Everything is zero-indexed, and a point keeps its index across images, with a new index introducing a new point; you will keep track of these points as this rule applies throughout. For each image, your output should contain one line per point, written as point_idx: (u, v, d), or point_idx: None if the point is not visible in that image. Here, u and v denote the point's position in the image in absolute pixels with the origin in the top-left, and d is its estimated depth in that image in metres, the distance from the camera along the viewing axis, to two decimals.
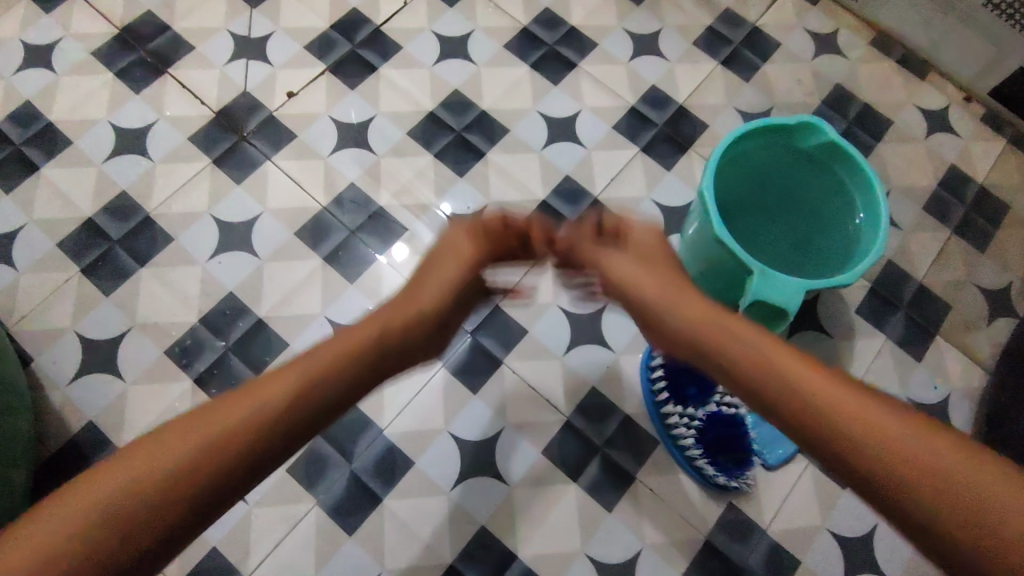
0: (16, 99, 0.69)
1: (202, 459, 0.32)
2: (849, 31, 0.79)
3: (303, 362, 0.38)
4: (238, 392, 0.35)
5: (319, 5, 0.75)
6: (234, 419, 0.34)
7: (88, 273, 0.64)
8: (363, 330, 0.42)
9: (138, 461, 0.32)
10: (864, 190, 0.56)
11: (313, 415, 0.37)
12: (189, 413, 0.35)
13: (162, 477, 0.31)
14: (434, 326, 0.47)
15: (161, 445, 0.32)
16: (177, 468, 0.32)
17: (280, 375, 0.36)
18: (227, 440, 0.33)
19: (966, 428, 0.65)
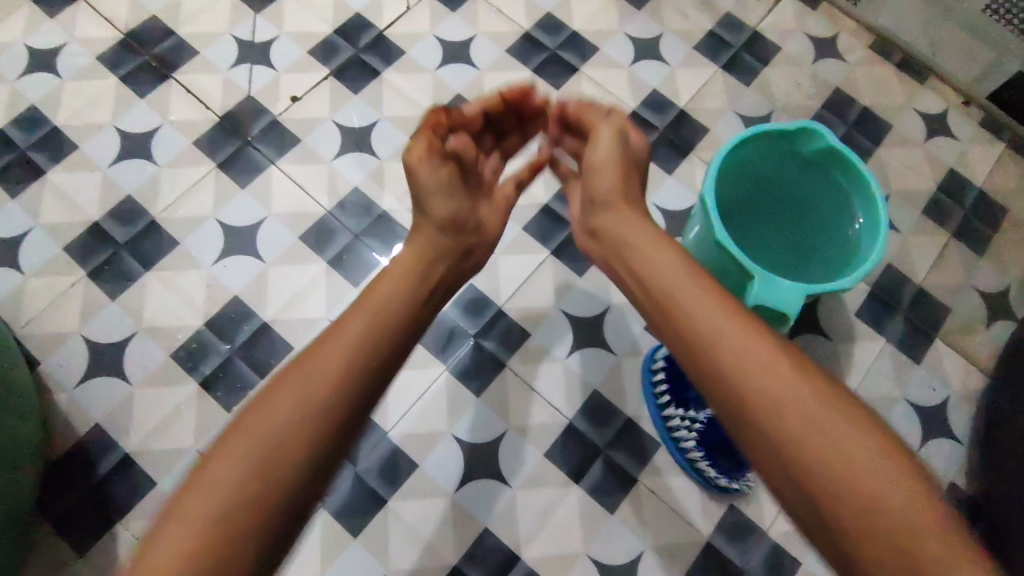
0: (21, 103, 0.70)
1: (256, 500, 0.36)
2: (849, 36, 0.79)
3: (314, 377, 0.40)
4: (259, 425, 0.38)
5: (323, 10, 0.76)
6: (268, 456, 0.37)
7: (95, 277, 0.64)
8: (352, 325, 0.43)
9: (189, 519, 0.35)
10: (864, 194, 0.57)
11: (344, 427, 0.40)
12: (216, 454, 0.38)
13: (224, 526, 0.35)
14: (446, 201, 0.53)
15: (209, 500, 0.36)
16: (233, 515, 0.36)
17: (294, 401, 0.39)
18: (271, 474, 0.37)
19: (965, 430, 0.66)
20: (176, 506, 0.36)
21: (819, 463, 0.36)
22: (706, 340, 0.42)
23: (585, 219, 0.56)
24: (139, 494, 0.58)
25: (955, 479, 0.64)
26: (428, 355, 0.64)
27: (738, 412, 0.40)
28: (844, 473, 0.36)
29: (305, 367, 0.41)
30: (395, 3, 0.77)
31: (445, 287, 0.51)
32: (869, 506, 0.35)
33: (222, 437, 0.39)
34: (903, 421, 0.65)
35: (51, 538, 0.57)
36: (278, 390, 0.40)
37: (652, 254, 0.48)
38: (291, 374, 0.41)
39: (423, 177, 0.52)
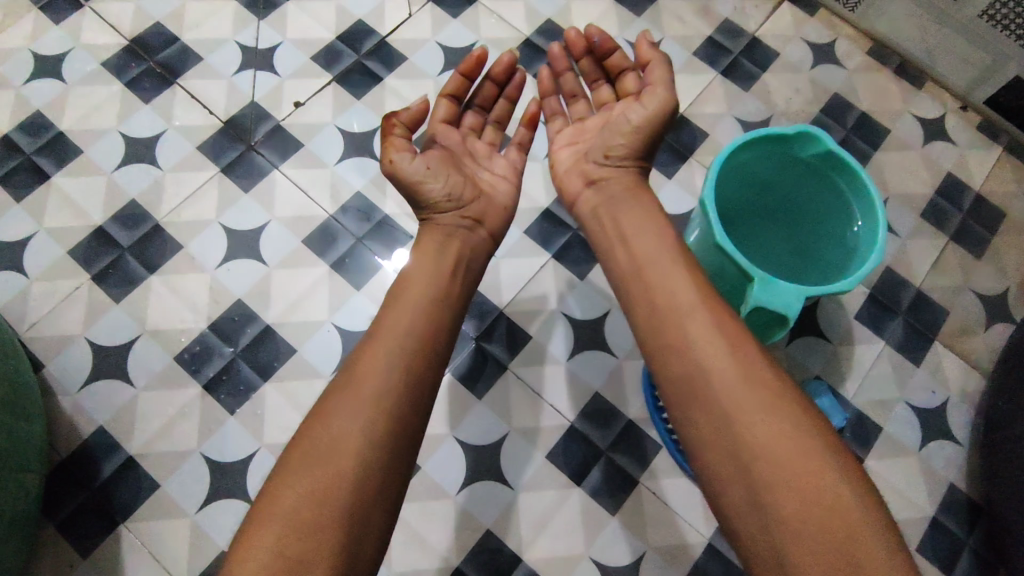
0: (27, 108, 0.71)
1: (327, 494, 0.40)
2: (847, 42, 0.80)
3: (360, 381, 0.44)
4: (317, 432, 0.42)
5: (326, 16, 0.76)
6: (328, 455, 0.41)
7: (99, 280, 0.65)
8: (387, 330, 0.47)
9: (270, 520, 0.39)
10: (862, 198, 0.57)
11: (399, 419, 0.43)
12: (286, 462, 0.42)
13: (303, 521, 0.39)
14: (436, 182, 0.54)
15: (283, 501, 0.40)
16: (309, 513, 0.39)
17: (346, 402, 0.43)
18: (335, 470, 0.41)
19: (965, 432, 0.66)
20: (255, 514, 0.40)
21: (769, 462, 0.40)
22: (683, 341, 0.46)
23: (588, 166, 0.58)
24: (142, 496, 0.58)
25: (956, 480, 0.64)
26: None
27: (706, 412, 0.43)
28: (790, 475, 0.40)
29: (351, 374, 0.45)
30: (397, 10, 0.77)
31: (477, 266, 0.55)
32: (814, 503, 0.39)
33: (287, 449, 0.43)
34: (903, 423, 0.66)
35: (54, 540, 0.57)
36: (333, 399, 0.44)
37: (644, 254, 0.51)
38: (340, 380, 0.45)
39: (401, 169, 0.54)
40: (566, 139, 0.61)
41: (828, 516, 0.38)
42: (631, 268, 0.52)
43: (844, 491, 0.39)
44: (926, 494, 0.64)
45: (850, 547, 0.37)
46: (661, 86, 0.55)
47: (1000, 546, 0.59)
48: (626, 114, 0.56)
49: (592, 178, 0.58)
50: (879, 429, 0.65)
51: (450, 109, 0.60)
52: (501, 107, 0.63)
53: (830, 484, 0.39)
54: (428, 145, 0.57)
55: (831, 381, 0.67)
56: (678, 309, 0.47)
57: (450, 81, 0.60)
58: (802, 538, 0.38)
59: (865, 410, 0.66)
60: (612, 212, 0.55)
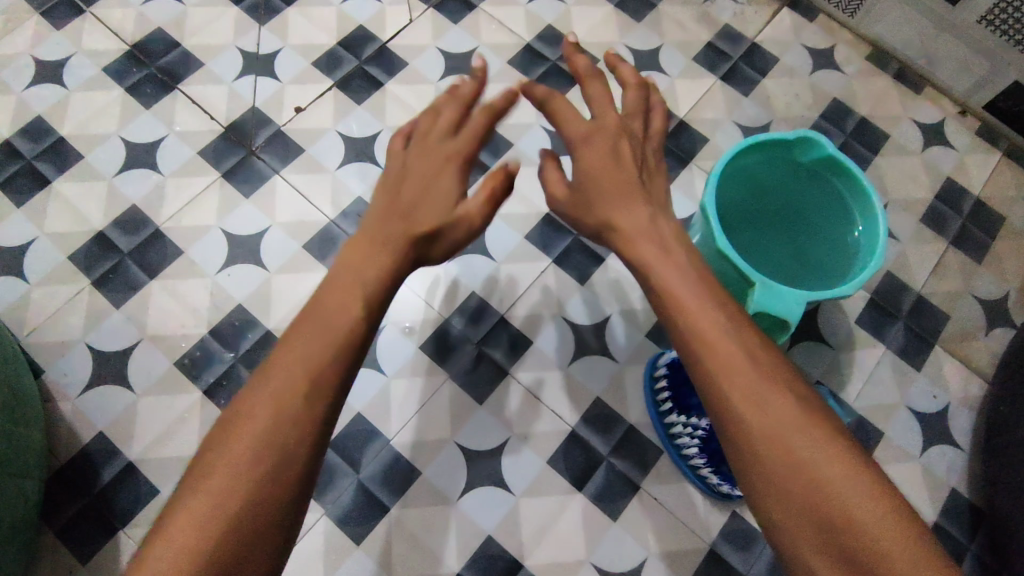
0: (28, 114, 0.71)
1: (276, 486, 0.34)
2: (846, 47, 0.81)
3: (308, 353, 0.39)
4: (261, 413, 0.36)
5: (327, 22, 0.77)
6: (279, 444, 0.35)
7: (99, 285, 0.64)
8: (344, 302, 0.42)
9: (201, 514, 0.33)
10: (863, 203, 0.57)
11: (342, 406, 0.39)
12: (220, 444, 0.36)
13: (249, 515, 0.33)
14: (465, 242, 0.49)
15: (212, 497, 0.34)
16: (257, 505, 0.34)
17: (303, 382, 0.37)
18: (283, 461, 0.35)
19: (966, 437, 0.66)
20: (176, 504, 0.34)
21: (772, 450, 0.35)
22: (688, 315, 0.40)
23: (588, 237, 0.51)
24: (142, 501, 0.58)
25: (957, 486, 0.64)
26: (431, 362, 0.64)
27: (708, 394, 0.38)
28: (790, 465, 0.34)
29: (304, 349, 0.39)
30: (398, 15, 0.78)
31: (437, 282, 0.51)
32: (815, 500, 0.33)
33: (219, 432, 0.36)
34: (904, 428, 0.66)
35: (52, 547, 0.57)
36: (284, 374, 0.38)
37: (627, 231, 0.45)
38: (285, 354, 0.39)
39: (467, 225, 0.48)
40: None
41: (833, 515, 0.33)
42: (624, 249, 0.45)
43: (854, 489, 0.33)
44: (928, 498, 0.64)
45: (857, 553, 0.32)
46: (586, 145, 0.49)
47: (1001, 551, 0.59)
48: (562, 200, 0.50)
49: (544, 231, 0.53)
50: (880, 434, 0.65)
51: (471, 140, 0.51)
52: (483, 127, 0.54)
53: (836, 477, 0.34)
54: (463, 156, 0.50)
55: (832, 386, 0.66)
56: (670, 284, 0.42)
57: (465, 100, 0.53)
58: (804, 540, 0.33)
59: (866, 415, 0.66)
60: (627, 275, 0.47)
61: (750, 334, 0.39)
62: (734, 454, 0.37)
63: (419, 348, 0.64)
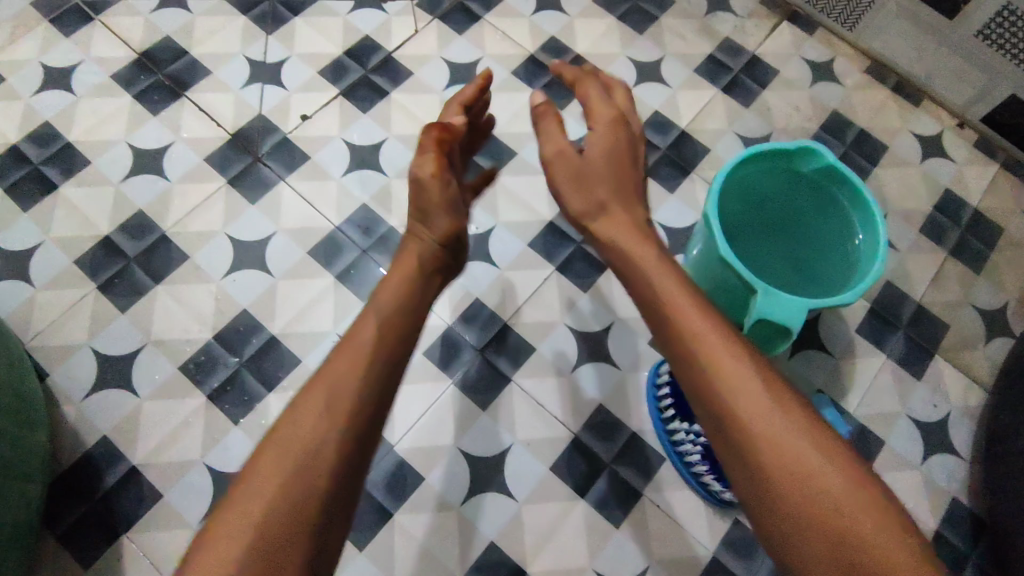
0: (36, 120, 0.71)
1: (315, 494, 0.35)
2: (844, 60, 0.82)
3: (346, 367, 0.40)
4: (301, 424, 0.37)
5: (334, 32, 0.78)
6: (304, 464, 0.36)
7: (105, 290, 0.65)
8: (376, 319, 0.44)
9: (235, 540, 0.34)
10: (863, 212, 0.58)
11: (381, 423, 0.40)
12: (259, 454, 0.37)
13: (281, 531, 0.34)
14: (456, 221, 0.52)
15: (255, 508, 0.34)
16: (294, 513, 0.34)
17: (341, 392, 0.39)
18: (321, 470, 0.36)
19: (966, 446, 0.66)
20: (222, 514, 0.35)
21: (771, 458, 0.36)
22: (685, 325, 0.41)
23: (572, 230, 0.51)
24: (145, 505, 0.58)
25: (957, 495, 0.64)
26: (434, 369, 0.64)
27: (705, 398, 0.39)
28: (791, 474, 0.35)
29: (324, 370, 0.40)
30: (404, 26, 0.79)
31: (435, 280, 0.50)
32: (818, 510, 0.34)
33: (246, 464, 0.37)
34: (905, 437, 0.66)
35: (54, 551, 0.56)
36: (318, 388, 0.39)
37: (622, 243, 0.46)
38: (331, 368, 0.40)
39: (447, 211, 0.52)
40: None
41: (834, 523, 0.34)
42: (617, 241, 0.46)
43: (853, 498, 0.34)
44: (929, 506, 0.64)
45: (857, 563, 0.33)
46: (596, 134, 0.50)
47: (1003, 559, 0.59)
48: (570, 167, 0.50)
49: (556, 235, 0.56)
50: (881, 442, 0.66)
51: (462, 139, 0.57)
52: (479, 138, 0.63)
53: (837, 486, 0.35)
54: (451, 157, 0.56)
55: (833, 394, 0.67)
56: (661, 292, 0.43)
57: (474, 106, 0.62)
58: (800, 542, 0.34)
59: (867, 423, 0.66)
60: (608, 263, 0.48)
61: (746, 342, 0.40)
62: (733, 458, 0.37)
63: (423, 355, 0.65)
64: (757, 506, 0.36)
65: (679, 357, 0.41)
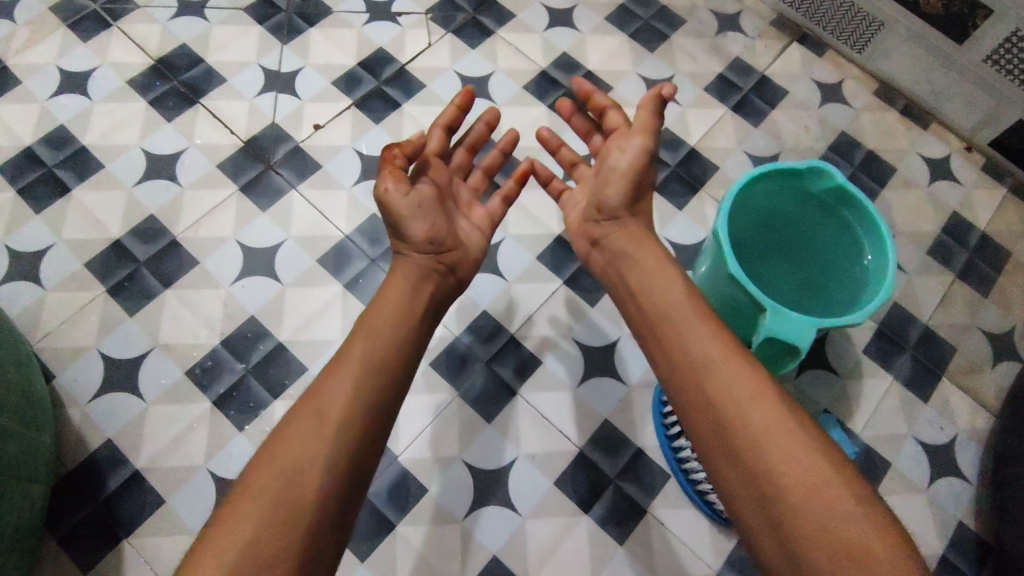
0: (51, 123, 0.72)
1: (294, 511, 0.41)
2: (853, 82, 0.82)
3: (330, 396, 0.46)
4: (286, 449, 0.44)
5: (348, 44, 0.79)
6: (290, 479, 0.42)
7: (114, 293, 0.65)
8: (357, 350, 0.49)
9: (229, 540, 0.40)
10: (872, 233, 0.58)
11: (364, 449, 0.46)
12: (249, 473, 0.44)
13: (270, 538, 0.40)
14: (428, 223, 0.55)
15: (243, 522, 0.41)
16: (274, 527, 0.41)
17: (322, 422, 0.45)
18: (298, 489, 0.42)
19: (973, 470, 0.66)
20: (218, 523, 0.41)
21: (786, 480, 0.42)
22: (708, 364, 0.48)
23: (588, 225, 0.60)
24: (147, 510, 0.58)
25: (964, 519, 0.64)
26: (440, 379, 0.64)
27: (717, 435, 0.45)
28: (800, 494, 0.41)
29: (314, 399, 0.46)
30: (418, 38, 0.80)
31: (421, 294, 0.54)
32: (823, 529, 0.39)
33: (244, 472, 0.44)
34: (911, 458, 0.66)
35: (54, 554, 0.56)
36: (300, 417, 0.46)
37: (658, 290, 0.53)
38: (318, 396, 0.47)
39: (412, 223, 0.54)
40: (571, 203, 0.63)
41: (841, 534, 0.39)
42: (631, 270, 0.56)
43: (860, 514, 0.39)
44: (935, 530, 0.63)
45: (861, 569, 0.37)
46: (642, 134, 0.56)
47: None
48: (614, 161, 0.58)
49: (596, 238, 0.59)
50: (887, 464, 0.65)
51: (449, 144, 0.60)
52: (495, 158, 0.67)
53: (837, 505, 0.40)
54: (419, 177, 0.57)
55: (840, 415, 0.67)
56: (688, 336, 0.50)
57: (464, 136, 0.64)
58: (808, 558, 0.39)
59: (873, 444, 0.66)
60: (622, 268, 0.57)
61: (762, 379, 0.46)
62: (747, 488, 0.43)
63: (430, 365, 0.65)
64: (773, 523, 0.41)
65: (693, 400, 0.47)
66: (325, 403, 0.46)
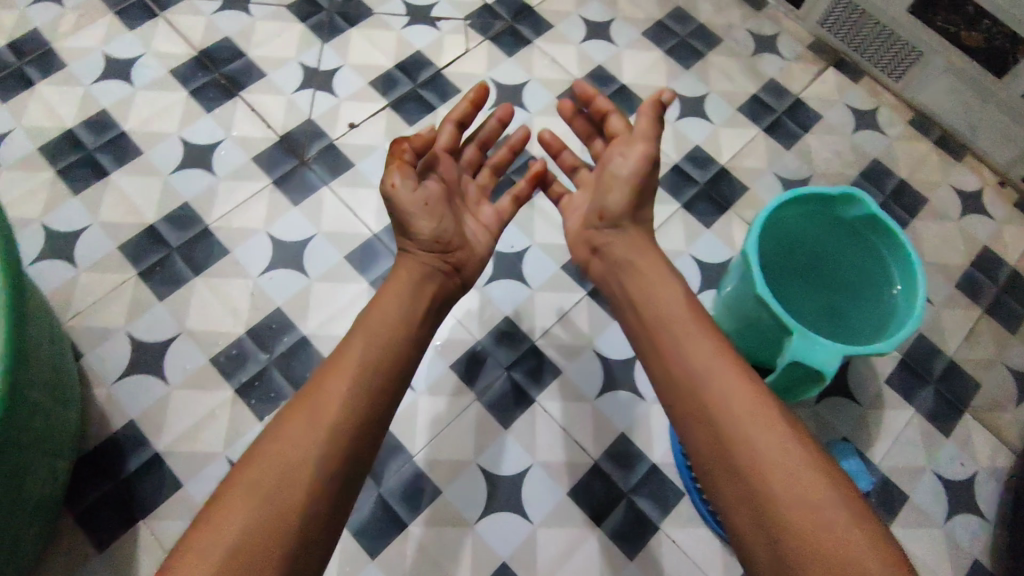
0: (93, 107, 0.74)
1: (287, 508, 0.42)
2: (888, 110, 0.82)
3: (326, 397, 0.48)
4: (282, 446, 0.45)
5: (387, 46, 0.80)
6: (284, 476, 0.43)
7: (145, 277, 0.66)
8: (355, 351, 0.50)
9: (221, 533, 0.41)
10: (901, 262, 0.58)
11: (357, 449, 0.47)
12: (242, 468, 0.44)
13: (258, 535, 0.41)
14: (435, 222, 0.56)
15: (236, 516, 0.41)
16: (265, 522, 0.41)
17: (318, 421, 0.46)
18: (292, 485, 0.43)
19: (992, 509, 0.65)
20: (211, 517, 0.42)
21: (792, 508, 0.42)
22: (719, 392, 0.48)
23: (590, 232, 0.60)
24: (164, 493, 0.59)
25: (980, 558, 0.63)
26: (459, 382, 0.64)
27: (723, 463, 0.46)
28: (807, 526, 0.41)
29: (310, 399, 0.48)
30: (455, 44, 0.80)
31: (421, 295, 0.55)
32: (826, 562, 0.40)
33: (236, 469, 0.45)
34: (929, 493, 0.65)
35: (71, 530, 0.57)
36: (296, 416, 0.47)
37: (665, 310, 0.54)
38: (315, 395, 0.48)
39: (418, 221, 0.55)
40: (571, 207, 0.64)
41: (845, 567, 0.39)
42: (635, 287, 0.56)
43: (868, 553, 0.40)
44: (949, 567, 0.62)
45: None
46: (645, 141, 0.56)
47: None
48: (615, 168, 0.58)
49: (597, 244, 0.60)
50: (904, 497, 0.64)
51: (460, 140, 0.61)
52: (502, 156, 0.67)
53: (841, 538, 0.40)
54: (428, 173, 0.58)
55: (859, 444, 0.66)
56: (698, 360, 0.50)
57: (477, 131, 0.65)
58: None
59: (892, 476, 0.65)
60: (624, 276, 0.57)
61: (764, 407, 0.47)
62: (753, 517, 0.44)
63: (450, 367, 0.65)
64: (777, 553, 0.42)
65: (700, 426, 0.48)
66: (323, 404, 0.47)
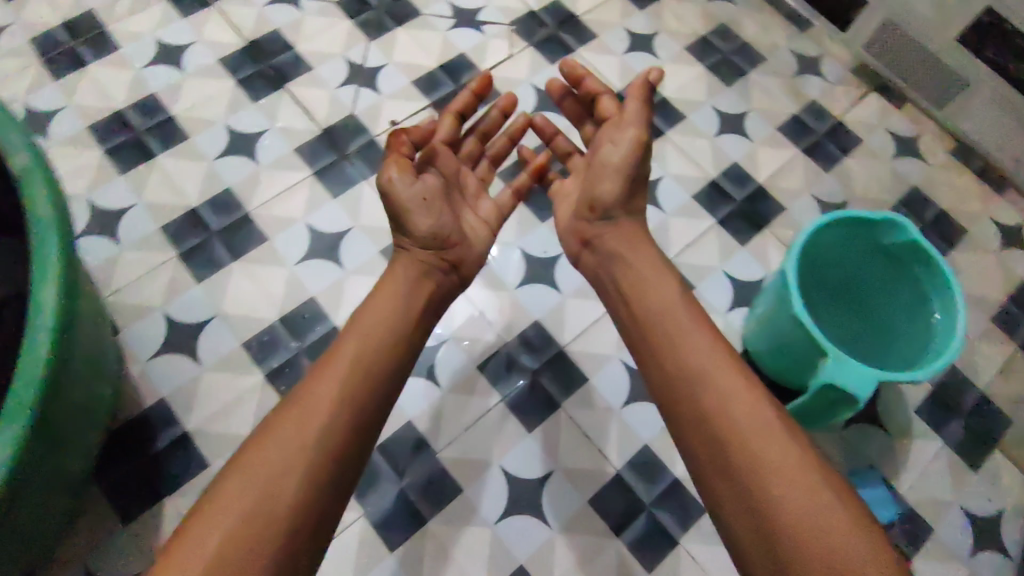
0: (144, 90, 0.75)
1: (273, 508, 0.43)
2: (931, 138, 0.81)
3: (313, 398, 0.48)
4: (269, 446, 0.45)
5: (432, 47, 0.81)
6: (271, 477, 0.44)
7: (185, 259, 0.67)
8: (345, 355, 0.51)
9: (209, 531, 0.41)
10: (940, 290, 0.57)
11: (344, 449, 0.47)
12: (230, 468, 0.45)
13: (246, 536, 0.41)
14: (433, 221, 0.57)
15: (222, 516, 0.42)
16: (251, 522, 0.42)
17: (305, 422, 0.47)
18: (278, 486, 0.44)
19: (1018, 548, 0.63)
20: (196, 516, 0.42)
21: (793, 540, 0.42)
22: (714, 413, 0.48)
23: (581, 224, 0.62)
24: (190, 472, 0.59)
25: None
26: (486, 383, 0.65)
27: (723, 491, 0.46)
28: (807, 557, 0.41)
29: (298, 401, 0.48)
30: (500, 48, 0.81)
31: (416, 298, 0.55)
32: None
33: (224, 469, 0.45)
34: (954, 527, 0.64)
35: (98, 503, 0.58)
36: (284, 417, 0.47)
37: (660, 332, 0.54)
38: (303, 396, 0.48)
39: (414, 218, 0.56)
40: (563, 194, 0.65)
41: None
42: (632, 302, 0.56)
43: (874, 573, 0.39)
44: None
45: None
46: (634, 125, 0.58)
47: None
48: (606, 154, 0.59)
49: (588, 237, 0.61)
50: (929, 529, 0.63)
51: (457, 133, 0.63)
52: (501, 146, 0.69)
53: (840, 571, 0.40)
54: (427, 168, 0.60)
55: (885, 473, 0.65)
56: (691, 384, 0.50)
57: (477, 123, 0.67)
58: None
59: (917, 508, 0.64)
60: (618, 276, 0.58)
61: (756, 436, 0.47)
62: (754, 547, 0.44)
63: (477, 367, 0.65)
64: None
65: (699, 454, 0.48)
66: (311, 405, 0.48)
